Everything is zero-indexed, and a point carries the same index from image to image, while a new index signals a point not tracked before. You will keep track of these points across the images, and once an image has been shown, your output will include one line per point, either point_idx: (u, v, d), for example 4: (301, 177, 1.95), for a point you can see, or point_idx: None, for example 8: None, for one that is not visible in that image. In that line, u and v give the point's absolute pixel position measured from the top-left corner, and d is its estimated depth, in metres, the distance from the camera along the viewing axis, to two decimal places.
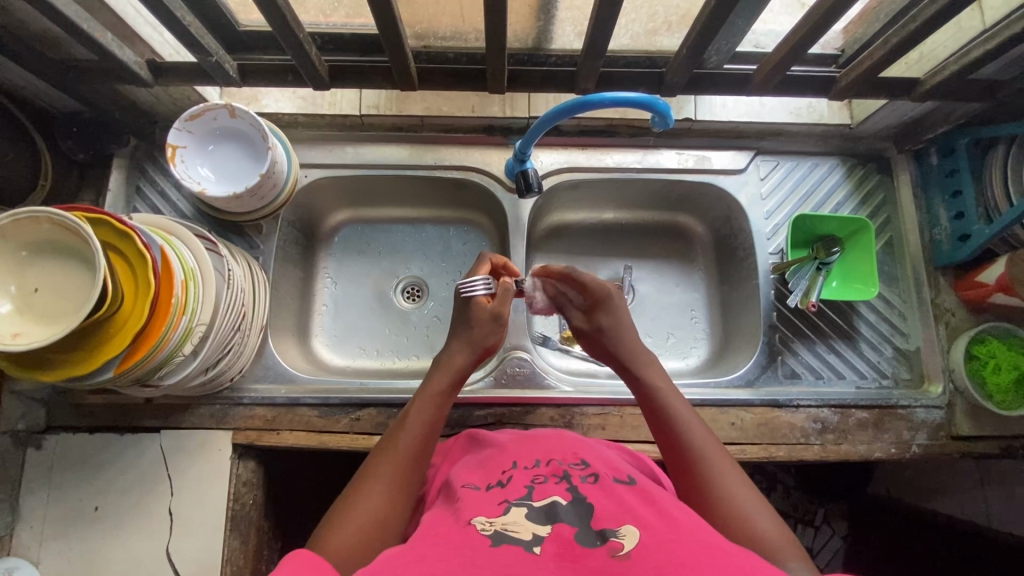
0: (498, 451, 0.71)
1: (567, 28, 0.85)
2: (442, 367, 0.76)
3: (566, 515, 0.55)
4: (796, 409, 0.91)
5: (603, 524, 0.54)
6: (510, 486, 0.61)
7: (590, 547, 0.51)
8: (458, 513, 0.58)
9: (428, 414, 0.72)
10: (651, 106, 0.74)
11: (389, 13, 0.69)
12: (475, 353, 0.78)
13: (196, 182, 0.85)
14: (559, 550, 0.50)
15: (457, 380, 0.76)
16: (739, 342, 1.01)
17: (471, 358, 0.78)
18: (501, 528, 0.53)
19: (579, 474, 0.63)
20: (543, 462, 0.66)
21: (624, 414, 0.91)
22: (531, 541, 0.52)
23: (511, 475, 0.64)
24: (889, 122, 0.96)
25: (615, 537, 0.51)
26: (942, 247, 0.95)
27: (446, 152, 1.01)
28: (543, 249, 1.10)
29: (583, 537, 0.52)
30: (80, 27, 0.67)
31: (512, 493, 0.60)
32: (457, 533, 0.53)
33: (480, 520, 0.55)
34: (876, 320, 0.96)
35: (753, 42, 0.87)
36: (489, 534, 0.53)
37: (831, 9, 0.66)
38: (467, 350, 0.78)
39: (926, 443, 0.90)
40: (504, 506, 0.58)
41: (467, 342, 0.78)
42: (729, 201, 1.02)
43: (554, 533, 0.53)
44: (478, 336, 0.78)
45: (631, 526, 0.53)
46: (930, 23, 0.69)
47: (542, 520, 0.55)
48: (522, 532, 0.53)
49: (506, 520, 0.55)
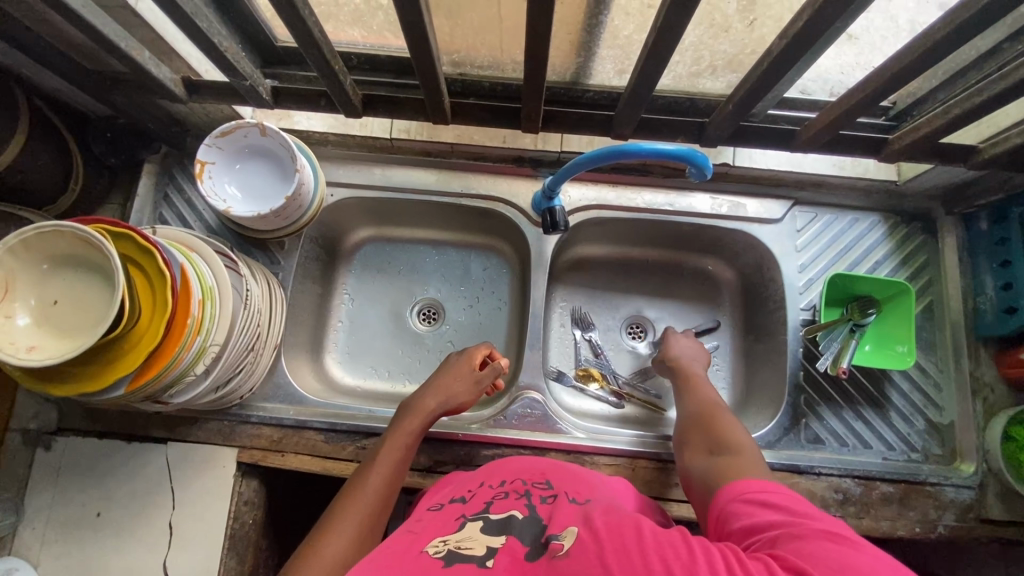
0: (468, 478, 0.70)
1: (608, 65, 0.82)
2: (417, 417, 0.79)
3: (518, 529, 0.55)
4: (817, 477, 0.87)
5: (550, 533, 0.53)
6: (470, 503, 0.62)
7: (537, 560, 0.50)
8: (415, 535, 0.56)
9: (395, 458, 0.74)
10: (689, 159, 0.71)
11: (426, 45, 0.67)
12: (446, 406, 0.81)
13: (222, 200, 0.83)
14: (509, 565, 0.49)
15: (425, 425, 0.79)
16: (761, 397, 0.97)
17: (442, 409, 0.81)
18: (453, 547, 0.52)
19: (541, 493, 0.63)
20: (509, 481, 0.67)
21: (635, 467, 0.87)
22: (485, 555, 0.50)
23: (474, 493, 0.65)
24: (938, 182, 0.91)
25: (556, 541, 0.52)
26: (985, 318, 0.91)
27: (474, 180, 0.99)
28: (563, 282, 1.08)
29: (532, 550, 0.52)
30: (118, 45, 0.67)
31: (471, 510, 0.60)
32: (407, 555, 0.51)
33: (433, 543, 0.53)
34: (908, 388, 0.91)
35: (801, 88, 0.83)
36: (441, 555, 0.51)
37: (893, 75, 0.63)
38: (440, 402, 0.81)
39: (953, 524, 0.86)
40: (459, 523, 0.58)
41: (442, 393, 0.81)
42: (761, 250, 0.98)
43: (506, 546, 0.52)
44: (455, 388, 0.82)
45: (572, 528, 0.53)
46: (997, 98, 0.64)
47: (495, 532, 0.55)
48: (476, 548, 0.52)
49: (461, 538, 0.54)
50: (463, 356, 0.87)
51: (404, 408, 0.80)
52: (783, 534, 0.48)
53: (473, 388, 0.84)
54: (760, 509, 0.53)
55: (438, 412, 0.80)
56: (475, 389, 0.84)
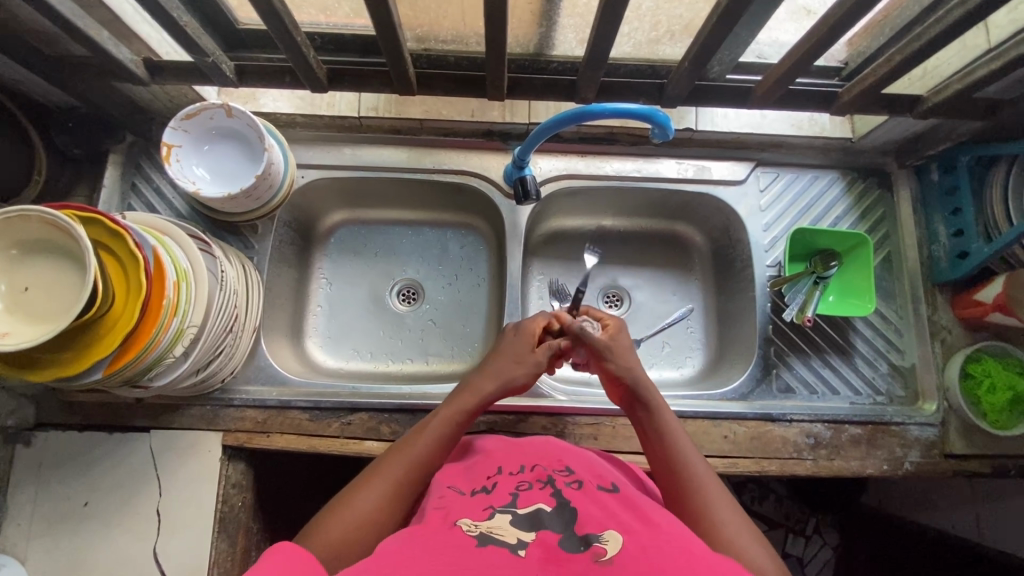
0: (483, 457, 0.71)
1: (569, 34, 0.84)
2: (471, 387, 0.77)
3: (549, 521, 0.56)
4: (789, 424, 0.90)
5: (587, 529, 0.55)
6: (495, 492, 0.62)
7: (575, 552, 0.51)
8: (446, 512, 0.59)
9: (445, 432, 0.72)
10: (650, 118, 0.73)
11: (387, 15, 0.68)
12: (505, 383, 0.78)
13: (190, 182, 0.83)
14: (543, 554, 0.51)
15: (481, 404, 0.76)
16: (734, 353, 1.01)
17: (500, 387, 0.78)
18: (487, 531, 0.54)
19: (563, 479, 0.65)
20: (528, 468, 0.67)
21: (616, 424, 0.90)
22: (517, 545, 0.52)
23: (495, 479, 0.65)
24: (890, 137, 0.95)
25: (598, 543, 0.52)
26: (940, 264, 0.95)
27: (445, 156, 1.01)
28: (539, 255, 1.10)
29: (567, 541, 0.53)
30: (77, 25, 0.67)
31: (498, 499, 0.61)
32: (442, 535, 0.53)
33: (466, 522, 0.56)
34: (872, 335, 0.96)
35: (757, 52, 0.86)
36: (474, 535, 0.54)
37: (835, 24, 0.66)
38: (499, 380, 0.78)
39: (918, 460, 0.90)
40: (488, 511, 0.59)
41: (500, 373, 0.78)
42: (728, 212, 1.01)
43: (538, 539, 0.53)
44: (513, 369, 0.78)
45: (614, 532, 0.54)
46: (934, 43, 0.68)
47: (526, 526, 0.55)
48: (508, 535, 0.54)
49: (493, 524, 0.56)
50: (522, 333, 0.82)
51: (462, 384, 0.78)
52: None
53: (532, 365, 0.80)
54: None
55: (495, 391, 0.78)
56: (535, 364, 0.80)
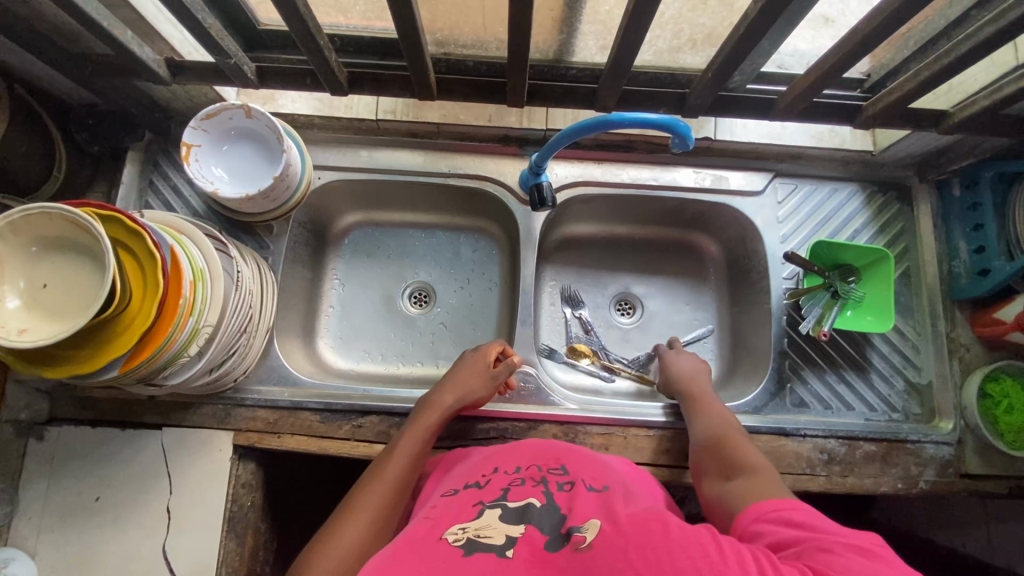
0: (479, 462, 0.71)
1: (589, 42, 0.84)
2: (432, 406, 0.81)
3: (537, 518, 0.56)
4: (803, 439, 0.89)
5: (571, 524, 0.55)
6: (487, 489, 0.63)
7: (558, 550, 0.52)
8: (434, 520, 0.58)
9: (413, 449, 0.75)
10: (671, 128, 0.73)
11: (411, 21, 0.68)
12: (462, 400, 0.83)
13: (208, 181, 0.83)
14: (529, 555, 0.51)
15: (443, 419, 0.81)
16: (748, 366, 1.00)
17: (459, 403, 0.82)
18: (473, 536, 0.53)
19: (557, 480, 0.64)
20: (523, 467, 0.68)
21: (628, 435, 0.89)
22: (504, 545, 0.52)
23: (490, 477, 0.66)
24: (912, 151, 0.94)
25: (579, 532, 0.54)
26: (960, 281, 0.94)
27: (460, 160, 1.00)
28: (553, 261, 1.09)
29: (552, 540, 0.53)
30: (101, 24, 0.67)
31: (489, 496, 0.61)
32: (433, 545, 0.53)
33: (453, 531, 0.55)
34: (889, 351, 0.94)
35: (778, 62, 0.85)
36: (461, 544, 0.52)
37: (861, 40, 0.65)
38: (455, 396, 0.82)
39: (933, 479, 0.89)
40: (478, 509, 0.59)
41: (459, 388, 0.83)
42: (744, 222, 1.00)
43: (526, 536, 0.53)
44: (470, 385, 0.83)
45: (595, 520, 0.55)
46: (965, 57, 0.67)
47: (514, 520, 0.56)
48: (496, 536, 0.53)
49: (480, 525, 0.55)
50: (479, 352, 0.87)
51: (424, 402, 0.82)
52: (807, 548, 0.50)
53: (489, 383, 0.84)
54: (781, 526, 0.55)
55: (456, 408, 0.82)
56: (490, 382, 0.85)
